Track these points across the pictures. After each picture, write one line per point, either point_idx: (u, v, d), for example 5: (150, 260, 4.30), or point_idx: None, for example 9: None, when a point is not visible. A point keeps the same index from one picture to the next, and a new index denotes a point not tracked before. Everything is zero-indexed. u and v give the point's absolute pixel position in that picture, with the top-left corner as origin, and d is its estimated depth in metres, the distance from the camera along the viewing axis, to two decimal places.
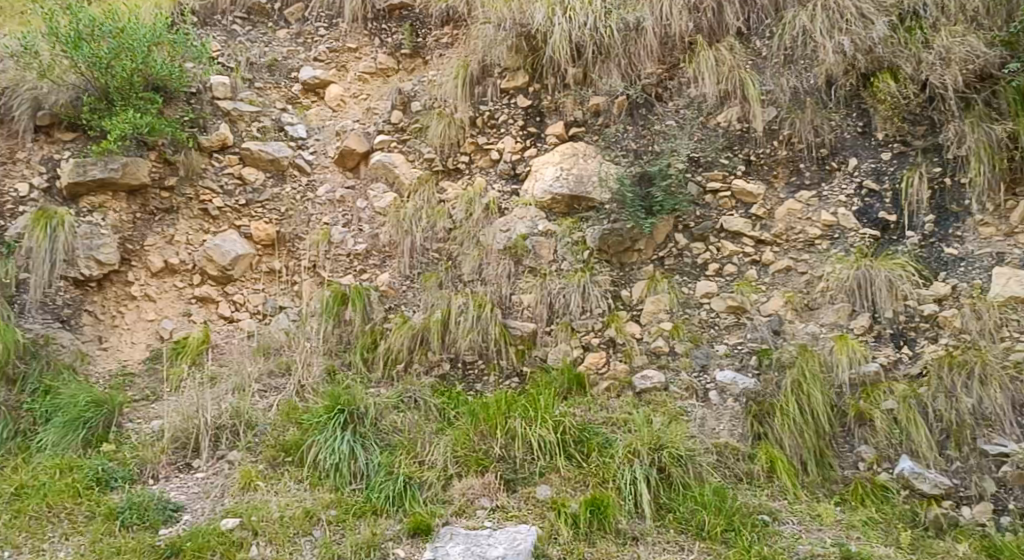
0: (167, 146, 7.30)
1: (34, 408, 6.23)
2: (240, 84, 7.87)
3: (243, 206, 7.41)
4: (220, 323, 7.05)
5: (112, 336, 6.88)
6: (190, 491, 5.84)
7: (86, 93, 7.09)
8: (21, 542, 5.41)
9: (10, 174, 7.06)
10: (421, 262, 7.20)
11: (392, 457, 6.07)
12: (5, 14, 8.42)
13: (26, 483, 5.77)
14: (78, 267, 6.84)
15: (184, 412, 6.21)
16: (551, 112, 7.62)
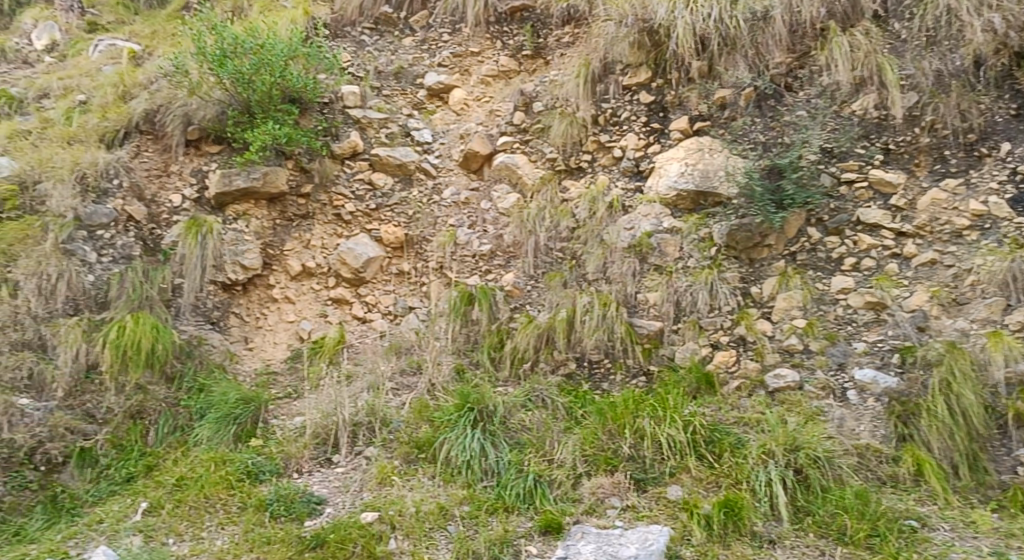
0: (302, 155, 7.66)
1: (190, 405, 6.62)
2: (369, 92, 8.14)
3: (373, 210, 7.68)
4: (354, 324, 7.33)
5: (256, 336, 7.28)
6: (331, 485, 6.11)
7: (230, 107, 7.51)
8: (183, 530, 5.78)
9: (165, 187, 7.53)
10: (545, 262, 7.25)
11: (522, 455, 6.16)
12: (158, 36, 9.06)
13: (185, 474, 6.16)
14: (225, 272, 7.28)
15: (323, 409, 6.50)
16: (674, 107, 7.52)
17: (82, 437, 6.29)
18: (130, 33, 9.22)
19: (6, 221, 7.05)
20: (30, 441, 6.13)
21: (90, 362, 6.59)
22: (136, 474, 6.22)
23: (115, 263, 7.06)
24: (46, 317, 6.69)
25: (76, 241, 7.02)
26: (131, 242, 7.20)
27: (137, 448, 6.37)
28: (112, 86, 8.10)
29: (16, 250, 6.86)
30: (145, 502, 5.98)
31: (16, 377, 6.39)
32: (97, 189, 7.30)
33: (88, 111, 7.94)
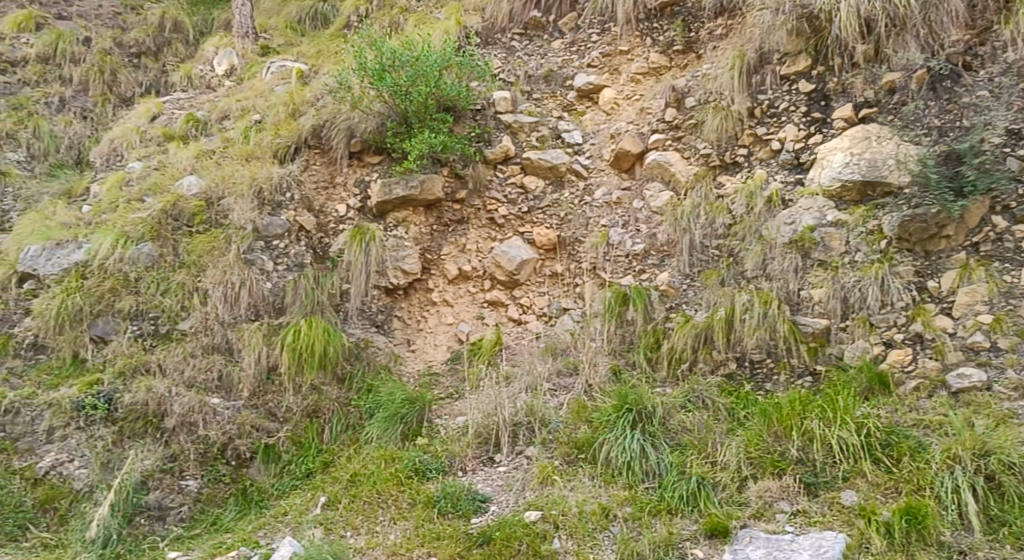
0: (457, 162, 7.92)
1: (360, 404, 6.94)
2: (519, 97, 8.27)
3: (525, 213, 7.80)
4: (510, 326, 7.47)
5: (418, 338, 7.56)
6: (495, 483, 6.25)
7: (389, 118, 7.83)
8: (359, 523, 6.08)
9: (331, 197, 7.92)
10: (701, 260, 7.09)
11: (684, 457, 6.06)
12: (323, 55, 9.58)
13: (358, 471, 6.46)
14: (388, 277, 7.58)
15: (484, 409, 6.64)
16: (837, 95, 7.16)
17: (266, 434, 6.72)
18: (298, 54, 9.78)
19: (195, 234, 7.67)
20: (222, 437, 6.62)
21: (271, 364, 7.02)
22: (314, 469, 6.61)
23: (289, 270, 7.50)
24: (232, 322, 7.20)
25: (255, 251, 7.52)
26: (303, 251, 7.64)
27: (315, 445, 6.75)
28: (283, 104, 8.62)
29: (205, 261, 7.44)
30: (324, 496, 6.34)
31: (208, 379, 6.90)
32: (272, 202, 7.80)
33: (263, 129, 8.49)
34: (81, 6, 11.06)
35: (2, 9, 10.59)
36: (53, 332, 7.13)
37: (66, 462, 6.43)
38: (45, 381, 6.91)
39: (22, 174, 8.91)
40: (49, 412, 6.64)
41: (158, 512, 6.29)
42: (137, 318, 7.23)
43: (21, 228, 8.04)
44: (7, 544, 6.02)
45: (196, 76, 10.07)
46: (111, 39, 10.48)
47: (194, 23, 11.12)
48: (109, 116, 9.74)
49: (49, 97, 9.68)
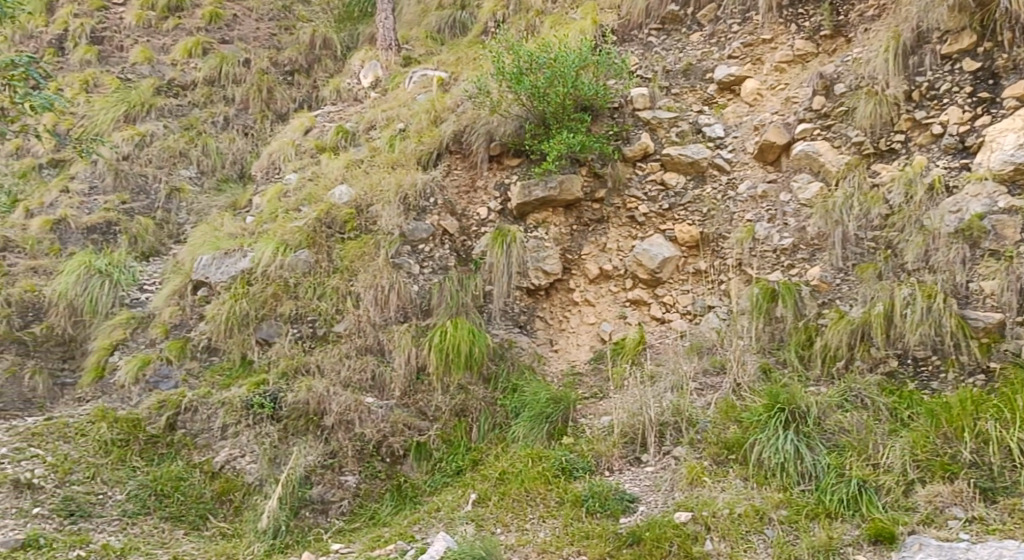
0: (595, 161, 7.92)
1: (506, 404, 7.08)
2: (658, 93, 8.16)
3: (666, 210, 7.68)
4: (653, 325, 7.40)
5: (561, 338, 7.61)
6: (643, 483, 6.20)
7: (527, 121, 7.92)
8: (509, 521, 6.16)
9: (473, 201, 8.11)
10: (856, 253, 6.78)
11: (842, 458, 5.83)
12: (462, 62, 9.79)
13: (507, 469, 6.57)
14: (530, 278, 7.68)
15: (629, 408, 6.60)
16: (1007, 71, 6.73)
17: (418, 432, 6.95)
18: (439, 63, 10.02)
19: (347, 241, 8.01)
20: (376, 435, 6.89)
21: (420, 364, 7.25)
22: (464, 467, 6.77)
23: (434, 273, 7.71)
24: (382, 324, 7.47)
25: (402, 256, 7.78)
26: (448, 254, 7.84)
27: (463, 443, 6.92)
28: (426, 112, 8.86)
29: (356, 266, 7.75)
30: (474, 493, 6.48)
31: (362, 379, 7.20)
32: (417, 207, 8.05)
33: (407, 137, 8.76)
34: (241, 29, 11.63)
35: (173, 38, 11.31)
36: (223, 335, 7.63)
37: (239, 457, 6.87)
38: (218, 382, 7.40)
39: (193, 190, 9.59)
40: (222, 411, 7.11)
41: (322, 505, 6.61)
42: (297, 321, 7.62)
43: (194, 240, 8.65)
44: (191, 533, 6.48)
45: (344, 89, 10.53)
46: (268, 60, 11.10)
47: (341, 40, 11.64)
48: (268, 131, 10.35)
49: (214, 116, 10.35)
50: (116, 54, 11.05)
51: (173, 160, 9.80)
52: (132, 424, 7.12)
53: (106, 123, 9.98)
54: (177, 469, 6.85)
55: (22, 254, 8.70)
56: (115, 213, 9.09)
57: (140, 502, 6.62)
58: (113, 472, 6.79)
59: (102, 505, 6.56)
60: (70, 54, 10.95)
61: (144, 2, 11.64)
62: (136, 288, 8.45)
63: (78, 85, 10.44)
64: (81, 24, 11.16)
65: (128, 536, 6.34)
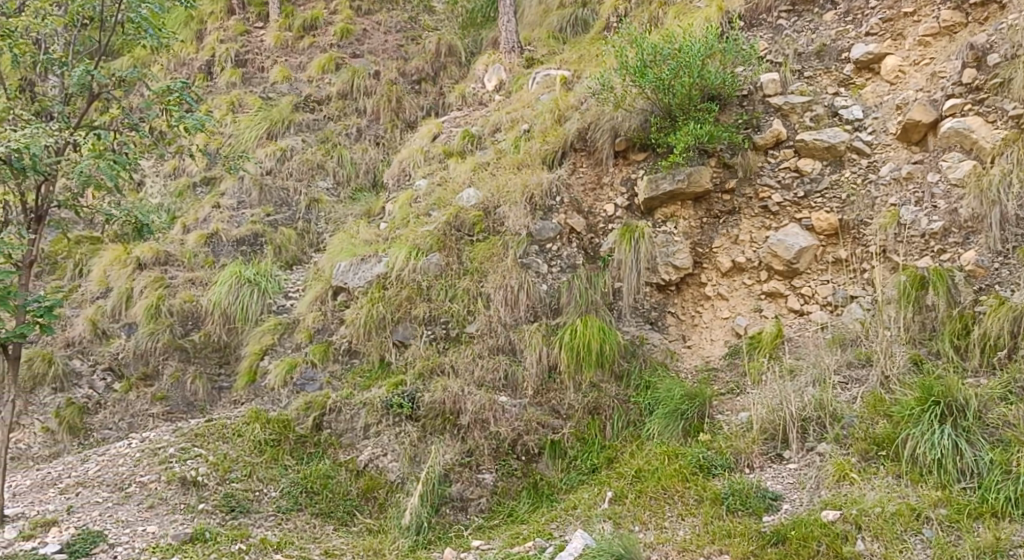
0: (724, 151, 7.75)
1: (640, 401, 7.06)
2: (790, 77, 7.88)
3: (802, 199, 7.41)
4: (791, 317, 7.17)
5: (694, 334, 7.51)
6: (786, 481, 6.02)
7: (652, 114, 7.83)
8: (647, 519, 6.11)
9: (600, 198, 8.10)
10: (1016, 235, 6.42)
11: (1007, 454, 5.51)
12: (585, 59, 9.78)
13: (643, 466, 6.51)
14: (660, 274, 7.62)
15: (769, 404, 6.41)
16: None
17: (551, 431, 7.04)
18: (562, 62, 10.05)
19: (476, 243, 8.16)
20: (511, 434, 7.02)
21: (551, 363, 7.33)
22: (599, 465, 6.80)
23: (563, 272, 7.75)
24: (513, 324, 7.57)
25: (530, 255, 7.85)
26: (575, 252, 7.86)
27: (598, 441, 6.96)
28: (550, 111, 8.90)
29: (486, 267, 7.89)
30: (611, 491, 6.46)
31: (496, 378, 7.31)
32: (543, 206, 8.10)
33: (532, 138, 8.83)
34: (370, 43, 11.99)
35: (308, 56, 11.83)
36: (362, 338, 7.92)
37: (381, 455, 7.11)
38: (358, 384, 7.70)
39: (330, 201, 10.02)
40: (364, 411, 7.40)
41: (461, 503, 6.77)
42: (431, 323, 7.82)
43: (332, 248, 9.03)
44: (340, 528, 6.78)
45: (468, 95, 10.71)
46: (396, 70, 11.45)
47: (465, 46, 11.87)
48: (398, 140, 10.70)
49: (348, 128, 10.77)
50: (258, 75, 11.66)
51: (311, 172, 10.25)
52: (282, 424, 7.49)
53: (250, 141, 10.56)
54: (325, 467, 7.17)
55: (180, 267, 9.31)
56: (260, 226, 9.60)
57: (293, 498, 6.97)
58: (268, 470, 7.16)
59: (259, 501, 6.94)
60: (217, 78, 11.65)
61: (282, 24, 12.23)
62: (281, 295, 8.90)
63: (225, 106, 11.09)
64: (226, 48, 11.85)
65: (283, 530, 6.69)
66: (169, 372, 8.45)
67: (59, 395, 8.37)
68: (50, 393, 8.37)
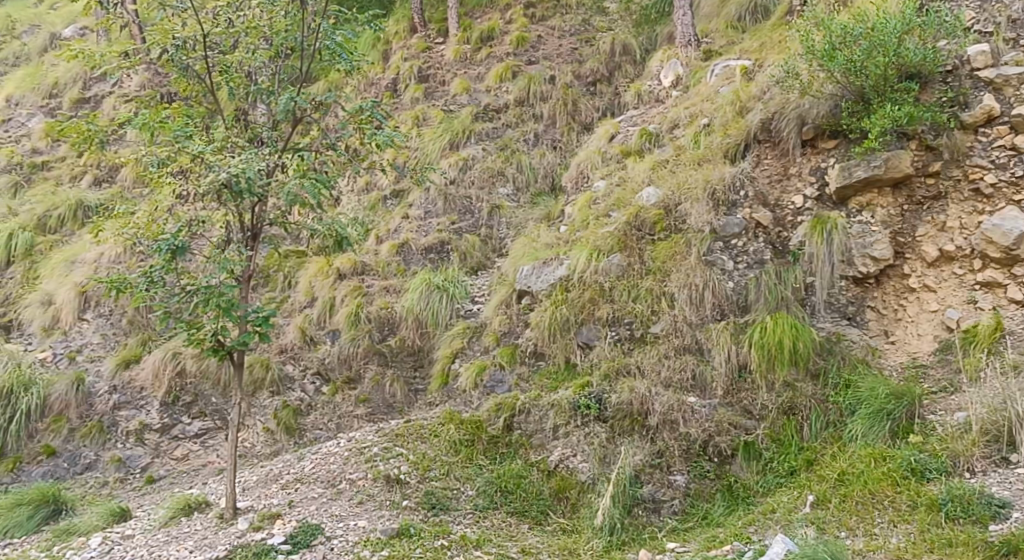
0: (927, 133, 7.38)
1: (839, 401, 6.90)
2: (1002, 47, 7.36)
3: (1019, 178, 6.93)
4: (1012, 309, 6.78)
5: (898, 328, 7.20)
6: (1013, 487, 5.76)
7: (843, 98, 7.61)
8: (853, 524, 6.01)
9: (786, 189, 7.95)
10: None
11: None
12: (768, 47, 9.60)
13: (847, 470, 6.41)
14: (856, 266, 7.38)
15: (990, 404, 6.20)
16: None
17: (744, 432, 7.02)
18: (741, 52, 9.90)
19: (658, 242, 8.21)
20: (702, 434, 7.05)
21: (741, 362, 7.29)
22: (798, 467, 6.71)
23: (751, 268, 7.70)
24: (699, 323, 7.59)
25: (714, 252, 7.85)
26: (763, 247, 7.77)
27: (795, 442, 6.87)
28: (730, 103, 8.84)
29: (669, 266, 7.94)
30: (812, 495, 6.38)
31: (684, 378, 7.36)
32: (726, 202, 8.07)
33: (712, 132, 8.80)
34: (545, 48, 12.12)
35: (487, 66, 12.10)
36: (548, 341, 8.13)
37: (571, 456, 7.26)
38: (546, 384, 7.92)
39: (511, 206, 10.34)
40: (553, 412, 7.57)
41: (653, 504, 6.81)
42: (615, 324, 7.93)
43: (515, 252, 9.33)
44: (535, 527, 6.91)
45: (646, 91, 10.70)
46: (571, 73, 11.55)
47: (640, 43, 11.76)
48: (574, 142, 10.87)
49: (526, 134, 11.01)
50: (440, 88, 12.05)
51: (492, 179, 10.59)
52: (475, 425, 7.76)
53: (435, 153, 10.98)
54: (517, 467, 7.37)
55: (375, 276, 9.82)
56: (447, 233, 10.03)
57: (489, 497, 7.17)
58: (464, 469, 7.43)
59: (457, 499, 7.19)
60: (403, 94, 12.14)
61: (460, 37, 12.61)
62: (468, 300, 9.32)
63: (411, 121, 11.55)
64: (410, 66, 12.36)
65: (481, 528, 6.87)
66: (370, 376, 8.98)
67: (276, 398, 9.00)
68: (268, 397, 9.00)
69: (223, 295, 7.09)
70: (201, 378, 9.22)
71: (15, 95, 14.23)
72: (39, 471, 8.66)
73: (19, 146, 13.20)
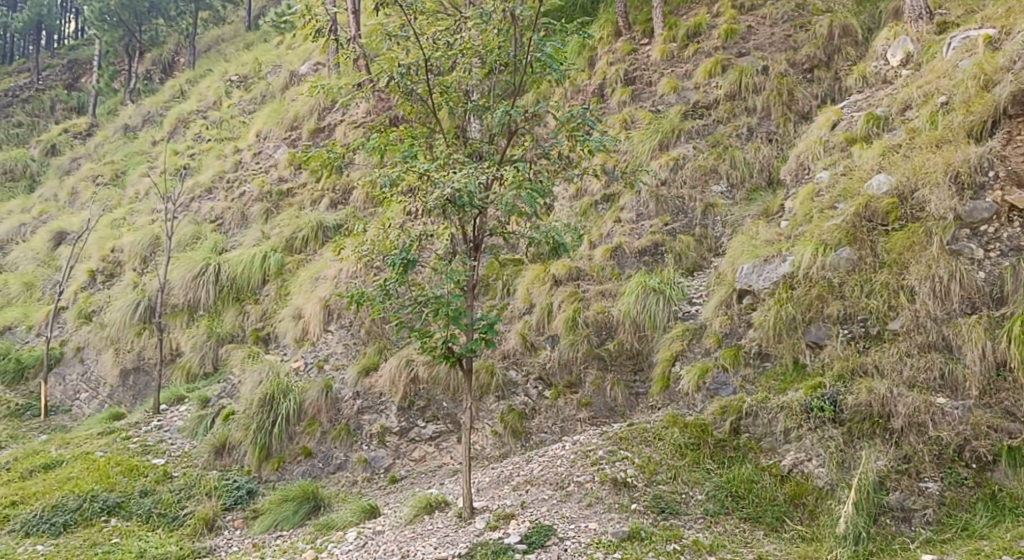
0: None
1: None
2: None
3: None
4: None
5: None
6: None
7: None
8: None
9: None
10: None
11: None
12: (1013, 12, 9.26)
13: None
14: None
15: None
16: None
17: (1007, 436, 6.93)
18: (983, 20, 9.46)
19: (892, 232, 8.14)
20: (956, 439, 7.00)
21: (998, 360, 7.22)
22: None
23: (1004, 256, 7.59)
24: (945, 318, 7.53)
25: (960, 241, 7.80)
26: (1019, 232, 7.63)
27: None
28: (973, 78, 8.57)
29: (907, 258, 7.88)
30: None
31: (930, 378, 7.33)
32: (972, 184, 7.95)
33: (952, 110, 8.59)
34: (757, 38, 11.76)
35: (695, 63, 11.91)
36: (773, 341, 8.16)
37: (805, 461, 7.35)
38: (774, 386, 7.96)
39: (726, 204, 10.14)
40: (783, 415, 7.63)
41: (903, 513, 6.85)
42: (847, 322, 7.92)
43: (732, 250, 9.25)
44: (771, 533, 7.06)
45: (871, 74, 10.20)
46: (786, 62, 11.12)
47: (862, 23, 11.16)
48: (793, 134, 10.51)
49: (739, 129, 10.73)
50: (647, 89, 11.97)
51: (705, 177, 10.41)
52: (701, 428, 7.87)
53: (645, 155, 10.93)
54: (748, 471, 7.48)
55: (591, 281, 9.90)
56: (661, 235, 10.01)
57: (719, 502, 7.34)
58: (692, 473, 7.57)
59: (686, 503, 7.35)
60: (610, 99, 12.14)
61: (666, 36, 12.40)
62: (686, 302, 9.31)
63: (620, 125, 11.54)
64: (616, 70, 12.30)
65: (714, 533, 7.06)
66: (591, 380, 9.13)
67: (502, 403, 9.22)
68: (495, 401, 9.25)
69: (451, 304, 7.47)
70: (431, 384, 9.70)
71: (263, 130, 15.67)
72: (299, 470, 9.45)
73: (268, 176, 14.50)
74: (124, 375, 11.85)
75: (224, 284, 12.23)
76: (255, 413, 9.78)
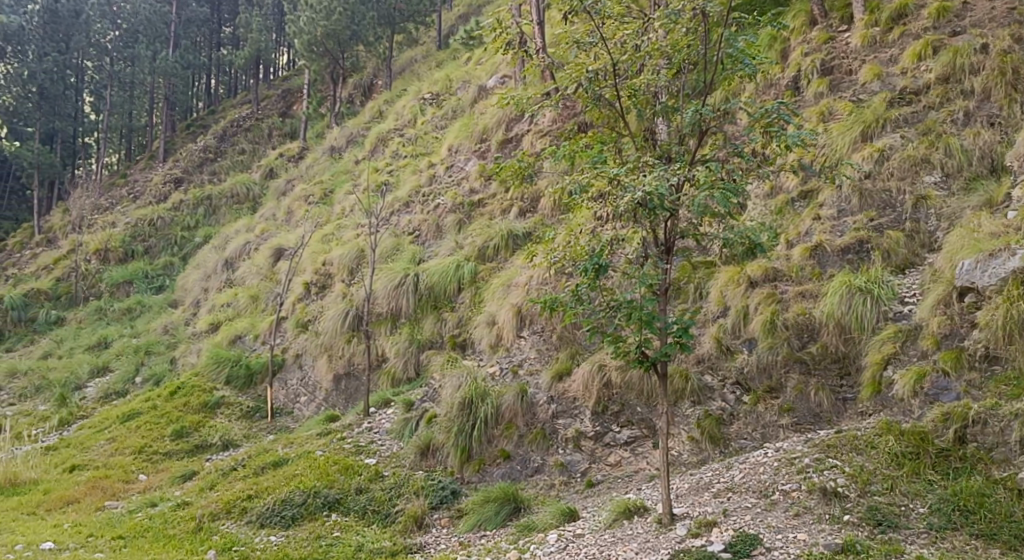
0: None
1: None
2: None
3: None
4: None
5: None
6: None
7: None
8: None
9: None
10: None
11: None
12: None
13: None
14: None
15: None
16: None
17: None
18: None
19: None
20: None
21: None
22: None
23: None
24: None
25: None
26: None
27: None
28: None
29: None
30: None
31: None
32: None
33: None
34: (973, 15, 10.89)
35: (900, 47, 11.17)
36: (1003, 343, 7.65)
37: None
38: (1005, 392, 7.44)
39: (941, 195, 9.42)
40: (1017, 424, 7.15)
41: None
42: None
43: (950, 245, 8.60)
44: (1009, 552, 6.56)
45: None
46: (1009, 37, 10.22)
47: None
48: (1019, 116, 9.64)
49: (954, 114, 9.97)
50: (847, 78, 11.31)
51: (916, 168, 9.72)
52: (920, 437, 7.40)
53: (845, 148, 10.32)
54: (978, 484, 7.00)
55: (790, 282, 9.42)
56: (866, 232, 9.46)
57: (945, 516, 6.87)
58: (911, 485, 7.14)
59: (907, 516, 6.92)
60: (805, 91, 11.51)
61: (867, 21, 11.66)
62: (897, 301, 8.73)
63: (816, 117, 10.91)
64: (811, 59, 11.61)
65: (941, 549, 6.63)
66: (793, 385, 8.74)
67: (698, 408, 8.98)
68: (690, 406, 9.02)
69: (644, 308, 7.37)
70: (625, 389, 9.64)
71: (455, 144, 16.14)
72: (499, 472, 9.62)
73: (461, 189, 14.92)
74: (337, 380, 12.56)
75: (423, 294, 12.70)
76: (456, 416, 10.06)
